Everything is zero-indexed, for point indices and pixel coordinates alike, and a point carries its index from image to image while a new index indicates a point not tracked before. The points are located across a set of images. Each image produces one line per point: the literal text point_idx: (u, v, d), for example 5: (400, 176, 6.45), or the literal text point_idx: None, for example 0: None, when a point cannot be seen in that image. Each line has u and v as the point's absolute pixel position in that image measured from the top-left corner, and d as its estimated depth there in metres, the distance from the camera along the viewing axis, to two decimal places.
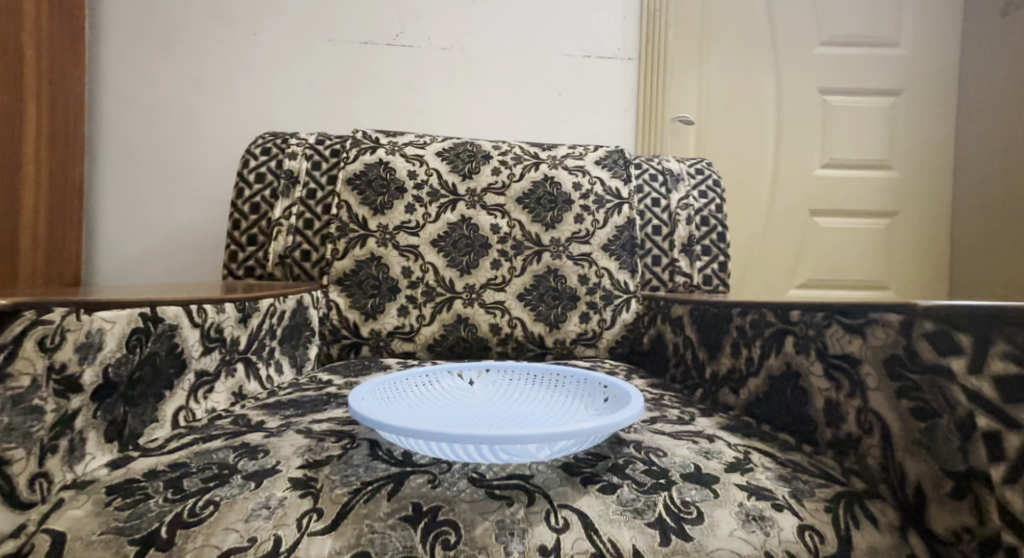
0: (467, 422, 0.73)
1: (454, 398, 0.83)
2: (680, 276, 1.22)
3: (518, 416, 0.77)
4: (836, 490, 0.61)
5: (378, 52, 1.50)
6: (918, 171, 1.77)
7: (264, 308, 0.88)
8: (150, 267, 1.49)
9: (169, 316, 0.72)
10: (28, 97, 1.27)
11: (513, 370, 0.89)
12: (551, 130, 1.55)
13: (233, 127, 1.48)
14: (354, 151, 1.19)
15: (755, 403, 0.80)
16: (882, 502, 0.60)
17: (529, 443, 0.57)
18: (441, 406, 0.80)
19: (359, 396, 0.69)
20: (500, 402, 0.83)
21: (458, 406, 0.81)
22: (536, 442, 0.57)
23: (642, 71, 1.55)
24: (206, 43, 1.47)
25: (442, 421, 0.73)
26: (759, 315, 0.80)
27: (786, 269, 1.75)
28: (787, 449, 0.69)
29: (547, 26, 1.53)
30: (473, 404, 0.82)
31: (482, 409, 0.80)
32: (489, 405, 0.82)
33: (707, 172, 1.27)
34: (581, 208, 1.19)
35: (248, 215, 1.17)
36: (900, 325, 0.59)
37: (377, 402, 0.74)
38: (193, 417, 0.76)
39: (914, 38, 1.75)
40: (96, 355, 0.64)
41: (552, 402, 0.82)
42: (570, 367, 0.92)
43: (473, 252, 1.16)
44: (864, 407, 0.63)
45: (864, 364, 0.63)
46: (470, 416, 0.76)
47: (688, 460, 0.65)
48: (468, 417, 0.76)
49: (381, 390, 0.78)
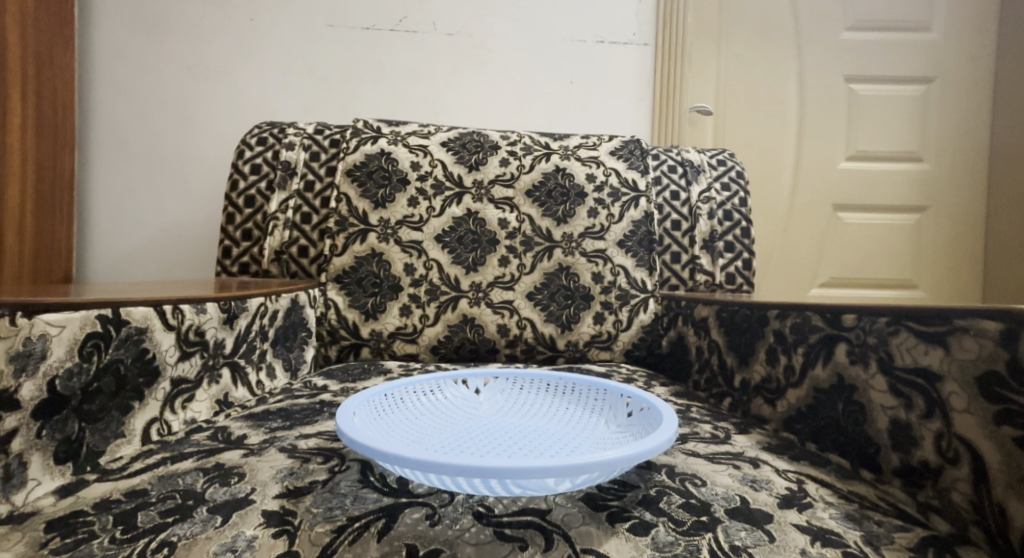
0: (473, 446, 0.65)
1: (457, 412, 0.75)
2: (701, 275, 1.12)
3: (531, 437, 0.68)
4: (919, 535, 0.54)
5: (379, 38, 1.41)
6: (952, 164, 1.66)
7: (254, 308, 0.80)
8: (144, 264, 1.41)
9: (136, 318, 0.63)
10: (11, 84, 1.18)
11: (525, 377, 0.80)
12: (561, 120, 1.46)
13: (228, 116, 1.40)
14: (355, 141, 1.10)
15: (797, 418, 0.72)
16: (976, 549, 0.52)
17: (547, 476, 0.49)
18: (443, 423, 0.71)
19: (348, 413, 0.61)
20: (511, 418, 0.74)
21: (463, 421, 0.72)
22: (555, 475, 0.48)
23: (659, 58, 1.45)
24: (200, 28, 1.39)
25: (444, 445, 0.65)
26: (802, 317, 0.71)
27: (810, 266, 1.65)
28: (847, 479, 0.62)
29: (558, 10, 1.44)
30: (480, 420, 0.73)
31: (490, 426, 0.71)
32: (498, 421, 0.73)
33: (730, 163, 1.17)
34: (595, 201, 1.10)
35: (243, 208, 1.08)
36: (1001, 336, 0.52)
37: (368, 419, 0.65)
38: (168, 430, 0.68)
39: (947, 22, 1.64)
40: (37, 366, 0.55)
41: (569, 419, 0.73)
42: (584, 374, 0.83)
43: (479, 248, 1.07)
44: (946, 432, 0.56)
45: (946, 380, 0.56)
46: (476, 437, 0.68)
47: (732, 491, 0.58)
48: (474, 438, 0.67)
49: (375, 402, 0.69)
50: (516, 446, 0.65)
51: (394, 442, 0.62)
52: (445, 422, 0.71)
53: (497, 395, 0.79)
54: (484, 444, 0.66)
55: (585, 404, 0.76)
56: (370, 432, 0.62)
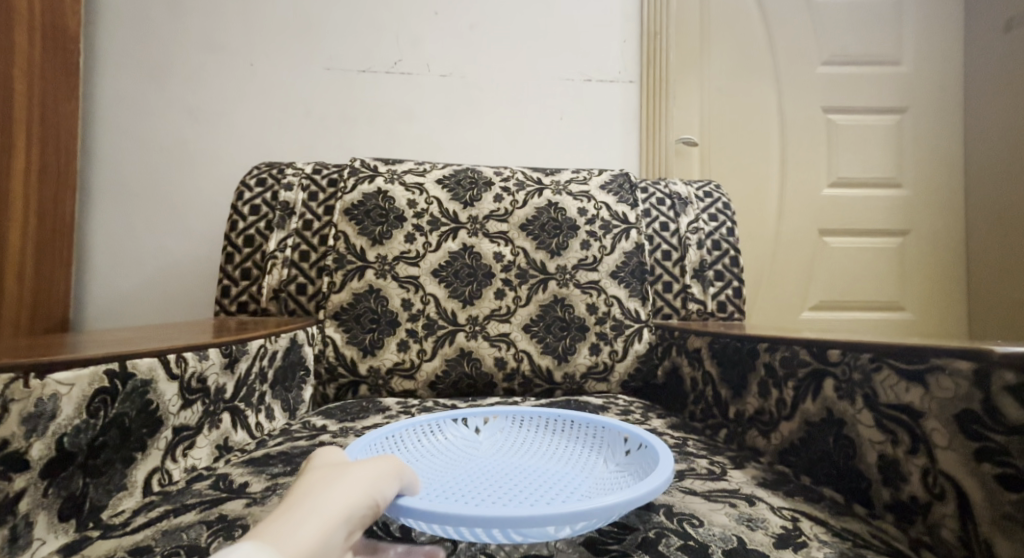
0: (474, 490, 0.66)
1: (457, 452, 0.76)
2: (692, 303, 1.14)
3: (531, 477, 0.69)
4: None
5: (375, 80, 1.44)
6: (930, 189, 1.71)
7: (254, 349, 0.81)
8: (141, 306, 1.41)
9: (142, 370, 0.64)
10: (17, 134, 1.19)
11: (524, 414, 0.82)
12: (550, 156, 1.48)
13: (226, 158, 1.42)
14: (352, 181, 1.13)
15: (790, 451, 0.73)
16: None
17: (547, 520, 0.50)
18: (442, 464, 0.72)
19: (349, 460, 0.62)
20: (510, 456, 0.75)
21: (462, 462, 0.73)
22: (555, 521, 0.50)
23: (645, 93, 1.49)
24: (201, 73, 1.42)
25: (445, 489, 0.66)
26: (790, 351, 0.73)
27: (799, 290, 1.67)
28: (840, 514, 0.64)
29: (545, 50, 1.48)
30: (479, 459, 0.74)
31: (489, 467, 0.72)
32: (497, 460, 0.74)
33: (717, 194, 1.19)
34: (587, 234, 1.13)
35: (242, 248, 1.09)
36: (974, 375, 0.55)
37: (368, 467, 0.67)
38: (169, 480, 0.68)
39: (917, 55, 1.70)
40: (47, 425, 0.57)
41: (569, 456, 0.74)
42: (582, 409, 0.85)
43: (475, 281, 1.09)
44: (931, 468, 0.58)
45: (928, 417, 0.59)
46: (476, 480, 0.69)
47: (729, 531, 0.60)
48: (474, 481, 0.68)
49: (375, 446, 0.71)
50: (516, 489, 0.66)
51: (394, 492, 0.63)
52: (444, 464, 0.72)
53: (496, 433, 0.80)
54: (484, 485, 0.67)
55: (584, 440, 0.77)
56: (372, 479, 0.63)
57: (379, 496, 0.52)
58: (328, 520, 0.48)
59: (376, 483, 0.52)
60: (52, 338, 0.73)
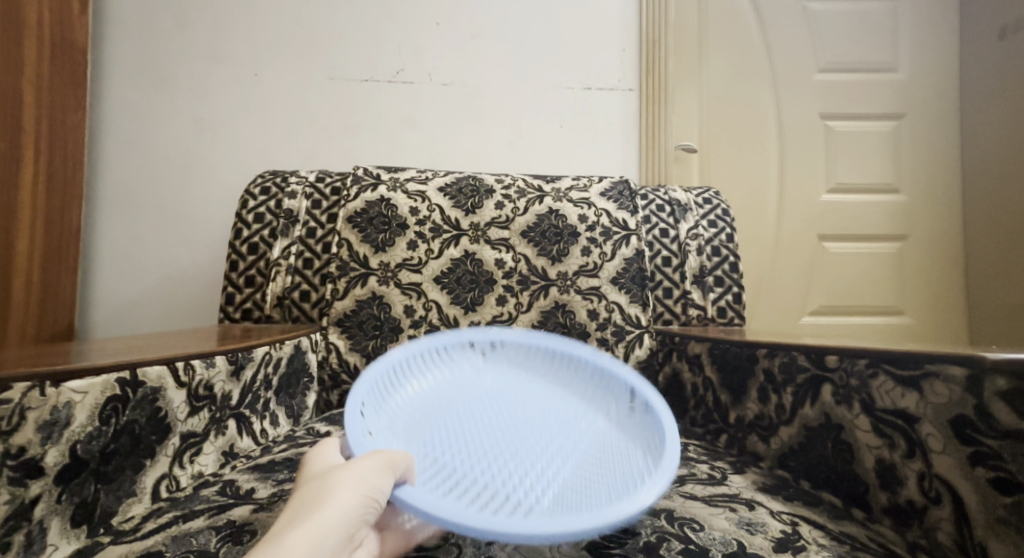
0: (481, 435, 0.71)
1: (463, 377, 0.79)
2: (693, 309, 1.15)
3: (533, 425, 0.74)
4: None
5: (377, 89, 1.46)
6: (927, 194, 1.72)
7: (259, 357, 0.81)
8: (145, 314, 1.42)
9: (151, 378, 0.65)
10: (26, 144, 1.20)
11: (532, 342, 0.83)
12: (550, 162, 1.50)
13: (230, 166, 1.43)
14: (355, 189, 1.14)
15: (789, 455, 0.74)
16: None
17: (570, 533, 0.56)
18: (449, 395, 0.76)
19: (362, 428, 0.63)
20: (513, 392, 0.79)
21: (468, 393, 0.77)
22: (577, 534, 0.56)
23: (643, 100, 1.50)
24: (206, 83, 1.43)
25: (451, 432, 0.71)
26: (789, 357, 0.74)
27: (798, 295, 1.68)
28: (838, 518, 0.65)
29: (544, 58, 1.50)
30: (484, 389, 0.78)
31: (494, 403, 0.76)
32: (502, 394, 0.78)
33: (716, 201, 1.21)
34: (588, 240, 1.14)
35: (246, 255, 1.10)
36: (967, 381, 0.57)
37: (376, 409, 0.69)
38: (176, 486, 0.69)
39: (912, 62, 1.72)
40: (61, 433, 0.58)
41: (571, 401, 0.80)
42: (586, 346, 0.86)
43: (477, 288, 1.10)
44: (927, 472, 0.60)
45: (923, 422, 0.60)
46: (481, 421, 0.73)
47: (729, 536, 0.62)
48: (480, 422, 0.73)
49: (385, 381, 0.72)
50: (520, 440, 0.72)
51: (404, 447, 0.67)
52: (451, 395, 0.76)
53: (501, 357, 0.83)
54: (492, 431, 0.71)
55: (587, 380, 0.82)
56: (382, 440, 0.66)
57: (376, 492, 0.58)
58: (326, 527, 0.56)
59: (367, 485, 0.58)
60: (62, 346, 0.74)
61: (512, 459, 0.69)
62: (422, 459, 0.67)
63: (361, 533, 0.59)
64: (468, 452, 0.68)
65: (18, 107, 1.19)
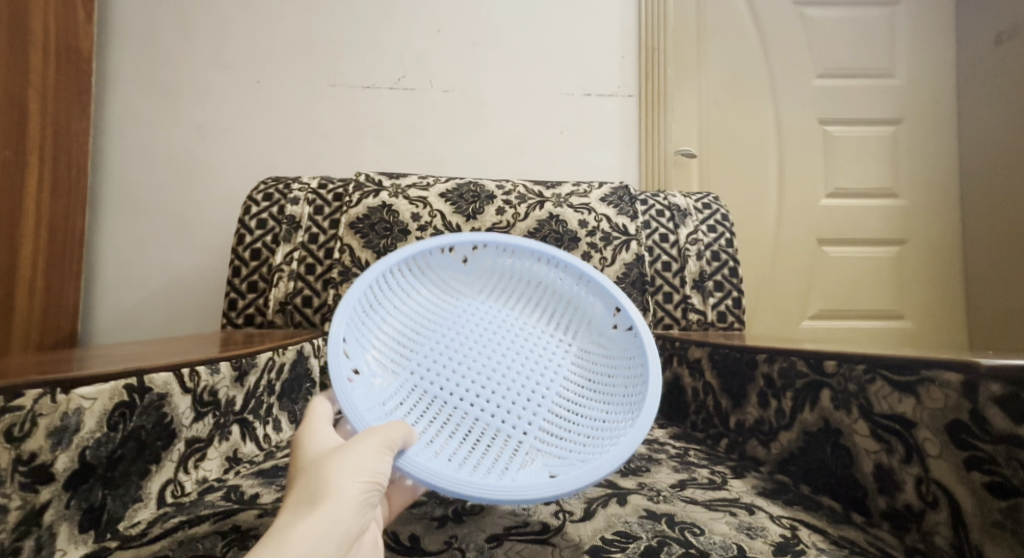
0: (463, 354, 0.75)
1: (444, 293, 0.82)
2: (693, 314, 1.15)
3: (515, 338, 0.78)
4: None
5: (379, 96, 1.47)
6: (925, 198, 1.73)
7: (263, 363, 0.81)
8: (148, 320, 1.42)
9: (157, 385, 0.66)
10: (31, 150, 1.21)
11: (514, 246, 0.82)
12: (551, 168, 1.50)
13: (233, 172, 1.44)
14: (357, 195, 1.15)
15: (789, 460, 0.74)
16: None
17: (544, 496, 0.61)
18: (431, 311, 0.80)
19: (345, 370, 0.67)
20: (495, 303, 0.82)
21: (452, 307, 0.81)
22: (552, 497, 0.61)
23: (643, 106, 1.51)
24: (209, 90, 1.44)
25: (435, 353, 0.75)
26: (788, 362, 0.75)
27: (798, 300, 1.68)
28: (837, 523, 0.66)
29: (544, 65, 1.51)
30: (466, 302, 0.81)
31: (476, 316, 0.80)
32: (484, 304, 0.81)
33: (715, 206, 1.21)
34: (588, 245, 1.15)
35: (249, 261, 1.11)
36: (962, 387, 0.58)
37: (359, 340, 0.72)
38: (182, 491, 0.70)
39: (909, 68, 1.73)
40: (71, 439, 0.59)
41: (554, 312, 0.83)
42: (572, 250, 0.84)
43: None
44: (924, 477, 0.61)
45: (920, 427, 0.61)
46: (464, 338, 0.77)
47: (729, 540, 0.63)
48: (461, 339, 0.77)
49: (366, 306, 0.74)
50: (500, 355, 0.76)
51: (391, 379, 0.72)
52: (434, 314, 0.79)
53: (485, 261, 0.84)
54: (475, 350, 0.76)
55: (571, 285, 0.84)
56: (370, 377, 0.70)
57: (376, 475, 0.60)
58: (333, 516, 0.56)
59: (367, 468, 0.59)
60: (68, 353, 0.74)
61: (492, 380, 0.73)
62: (409, 386, 0.73)
63: (366, 523, 0.59)
64: (453, 378, 0.73)
65: (24, 114, 1.19)
